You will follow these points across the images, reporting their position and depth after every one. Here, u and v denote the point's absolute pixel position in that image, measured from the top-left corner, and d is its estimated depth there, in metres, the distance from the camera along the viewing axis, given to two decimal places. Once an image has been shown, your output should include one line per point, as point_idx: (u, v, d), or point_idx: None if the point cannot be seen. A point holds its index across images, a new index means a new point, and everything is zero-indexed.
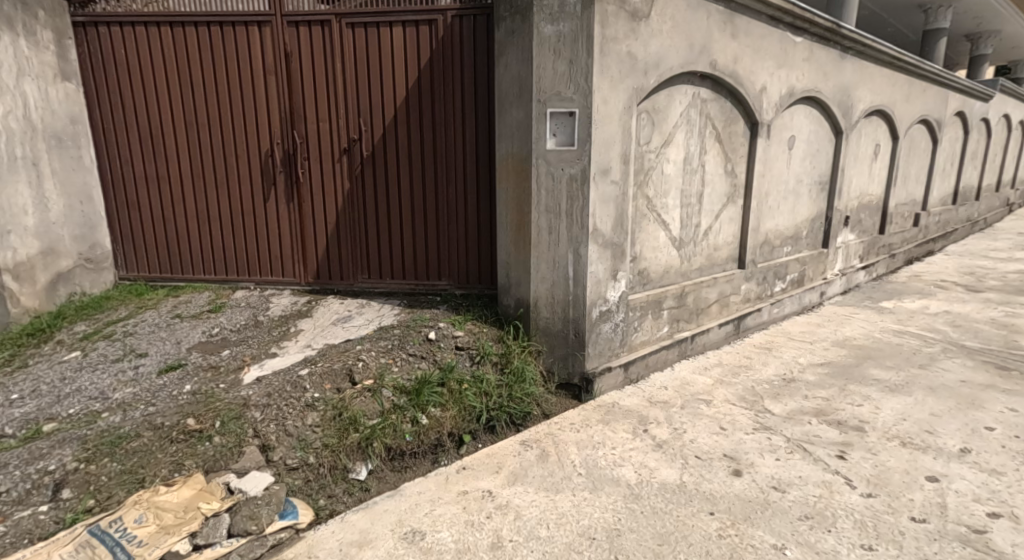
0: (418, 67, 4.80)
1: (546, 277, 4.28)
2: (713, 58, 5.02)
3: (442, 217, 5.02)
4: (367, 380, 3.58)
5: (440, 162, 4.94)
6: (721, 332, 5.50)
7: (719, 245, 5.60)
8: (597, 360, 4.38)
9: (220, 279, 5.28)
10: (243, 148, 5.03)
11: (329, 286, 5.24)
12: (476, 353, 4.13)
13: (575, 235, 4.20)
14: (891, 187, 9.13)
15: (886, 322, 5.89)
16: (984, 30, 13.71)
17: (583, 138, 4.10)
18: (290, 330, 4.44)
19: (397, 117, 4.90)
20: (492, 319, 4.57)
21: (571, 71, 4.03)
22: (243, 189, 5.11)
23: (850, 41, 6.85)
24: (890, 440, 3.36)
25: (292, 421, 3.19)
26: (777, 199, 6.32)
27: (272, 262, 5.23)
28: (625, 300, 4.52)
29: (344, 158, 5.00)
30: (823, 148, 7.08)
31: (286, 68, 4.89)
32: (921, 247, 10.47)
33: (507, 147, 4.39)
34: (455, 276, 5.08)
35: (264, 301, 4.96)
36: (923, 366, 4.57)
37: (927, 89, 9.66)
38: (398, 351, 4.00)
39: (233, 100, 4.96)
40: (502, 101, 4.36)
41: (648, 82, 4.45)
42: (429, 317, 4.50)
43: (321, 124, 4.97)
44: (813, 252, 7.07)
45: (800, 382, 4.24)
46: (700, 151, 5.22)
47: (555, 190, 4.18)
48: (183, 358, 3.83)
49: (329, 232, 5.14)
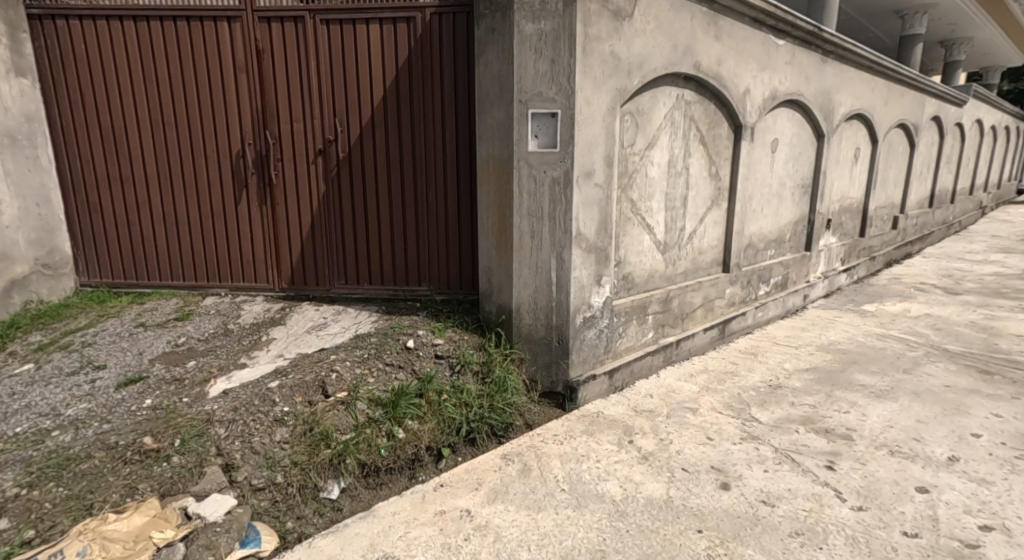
0: (395, 66, 4.65)
1: (529, 282, 4.15)
2: (697, 59, 4.95)
3: (421, 221, 4.88)
4: (340, 392, 3.41)
5: (419, 165, 4.79)
6: (707, 336, 5.42)
7: (703, 248, 5.53)
8: (581, 368, 4.25)
9: (189, 285, 5.07)
10: (212, 149, 4.84)
11: (304, 292, 5.06)
12: (456, 362, 3.99)
13: (559, 240, 4.08)
14: (871, 190, 9.17)
15: (869, 325, 5.85)
16: (957, 37, 13.93)
17: (566, 140, 3.98)
18: (262, 339, 4.27)
19: (374, 116, 4.74)
20: (474, 326, 4.43)
21: (553, 71, 3.92)
22: (212, 192, 4.91)
23: (831, 45, 6.83)
24: (878, 448, 3.24)
25: (259, 437, 3.02)
26: (761, 202, 6.27)
27: (244, 267, 5.03)
28: (609, 305, 4.41)
29: (319, 159, 4.84)
30: (805, 151, 7.06)
31: (257, 65, 4.71)
32: (900, 249, 10.54)
33: (487, 148, 4.25)
34: (436, 281, 4.94)
35: (235, 309, 4.77)
36: (908, 371, 4.49)
37: (905, 95, 9.74)
38: (374, 360, 3.85)
39: (201, 98, 4.76)
40: (482, 101, 4.22)
41: (631, 83, 4.34)
42: (408, 325, 4.36)
43: (295, 124, 4.79)
44: (796, 256, 7.03)
45: (787, 389, 4.15)
46: (684, 153, 5.13)
47: (537, 193, 4.06)
48: (144, 370, 3.63)
49: (305, 236, 4.97)
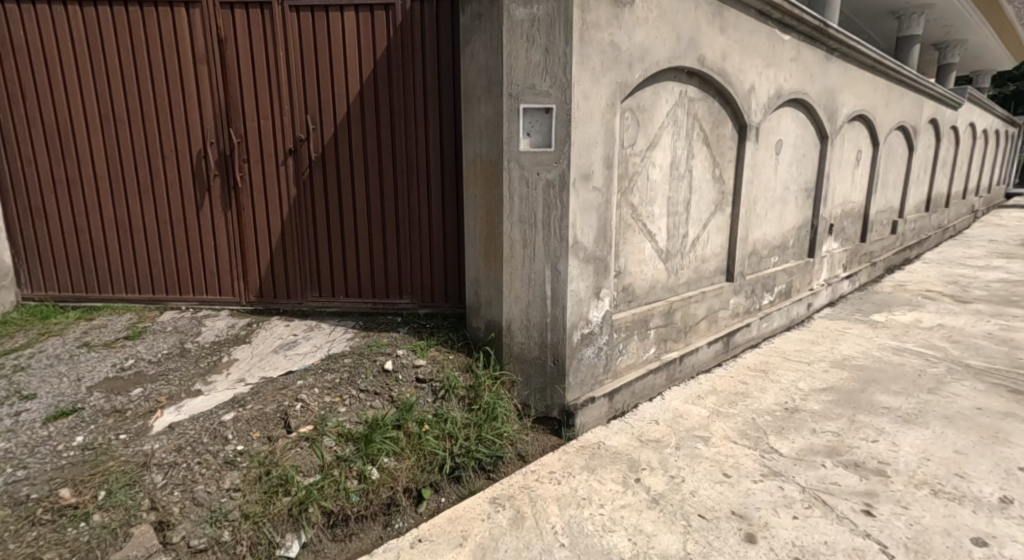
0: (373, 58, 4.23)
1: (521, 296, 3.75)
2: (702, 53, 4.57)
3: (403, 229, 4.46)
4: (304, 426, 2.98)
5: (400, 168, 4.37)
6: (711, 350, 5.02)
7: (707, 256, 5.15)
8: (578, 391, 3.84)
9: (144, 298, 4.61)
10: (170, 149, 4.40)
11: (274, 306, 4.63)
12: (439, 387, 3.58)
13: (554, 249, 3.68)
14: (872, 194, 8.86)
15: (882, 337, 5.48)
16: (950, 39, 13.71)
17: (562, 139, 3.58)
18: (222, 360, 3.84)
19: (349, 113, 4.33)
20: (459, 344, 4.02)
21: (547, 62, 3.52)
22: (171, 197, 4.47)
23: (836, 42, 6.50)
24: (919, 488, 2.84)
25: (203, 485, 2.59)
26: (765, 206, 5.90)
27: (207, 278, 4.59)
28: (609, 320, 4.01)
29: (290, 160, 4.41)
30: (809, 152, 6.71)
31: (220, 56, 4.27)
32: (899, 255, 10.23)
33: (474, 148, 3.84)
34: (418, 293, 4.52)
35: (195, 325, 4.32)
36: (934, 391, 4.09)
37: (904, 96, 9.45)
38: (347, 387, 3.44)
39: (156, 93, 4.32)
40: (468, 95, 3.81)
41: (632, 76, 3.95)
42: (386, 344, 3.96)
43: (262, 122, 4.36)
44: (800, 263, 6.68)
45: (806, 412, 3.75)
46: (687, 155, 4.75)
47: (530, 198, 3.66)
48: (80, 401, 3.19)
49: (274, 244, 4.53)
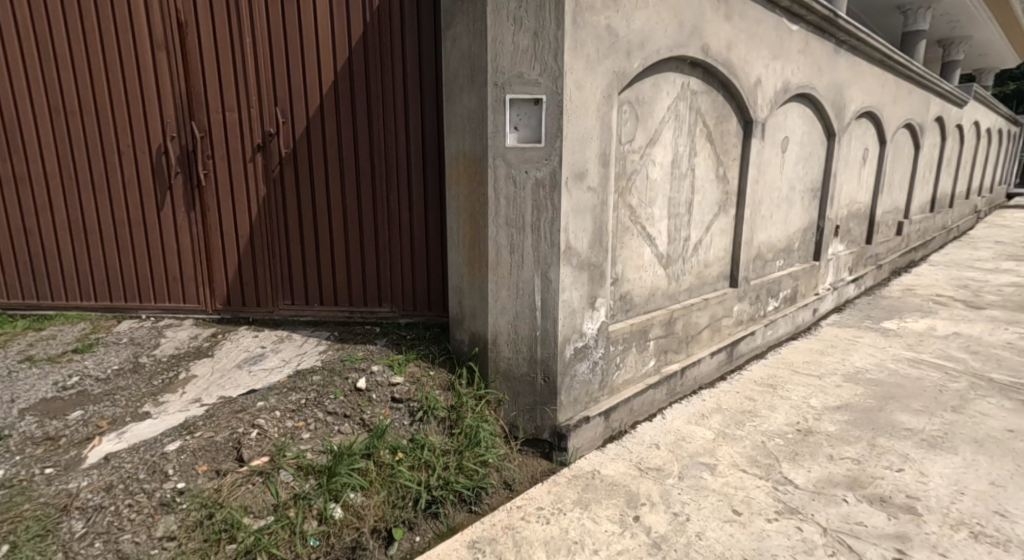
0: (348, 44, 3.90)
1: (507, 307, 3.41)
2: (706, 42, 4.22)
3: (381, 231, 4.12)
4: (258, 458, 2.65)
5: (377, 165, 4.03)
6: (714, 361, 4.67)
7: (710, 261, 4.81)
8: (571, 410, 3.50)
9: (101, 306, 4.30)
10: (127, 144, 4.09)
11: (243, 314, 4.29)
12: (417, 408, 3.25)
13: (544, 255, 3.33)
14: (878, 195, 8.53)
15: (896, 346, 5.13)
16: (955, 36, 13.37)
17: (552, 133, 3.23)
18: (178, 377, 3.50)
19: (322, 106, 3.99)
20: (442, 358, 3.67)
21: (536, 47, 3.17)
22: (129, 196, 4.16)
23: (846, 34, 6.16)
24: (956, 530, 2.53)
25: (131, 534, 2.29)
26: (770, 208, 5.57)
27: (169, 284, 4.27)
28: (604, 332, 3.67)
29: (258, 156, 4.08)
30: (815, 151, 6.37)
31: (180, 43, 3.96)
32: (904, 257, 9.90)
33: (457, 143, 3.49)
34: (399, 301, 4.18)
35: (154, 337, 3.99)
36: (960, 409, 3.75)
37: (911, 92, 9.11)
38: (313, 409, 3.11)
39: (111, 83, 4.03)
40: (450, 85, 3.47)
41: (631, 66, 3.60)
42: (361, 359, 3.62)
43: (227, 114, 4.03)
44: (805, 266, 6.34)
45: (822, 434, 3.40)
46: (689, 152, 4.40)
47: (518, 199, 3.32)
48: (9, 427, 2.86)
49: (242, 247, 4.20)
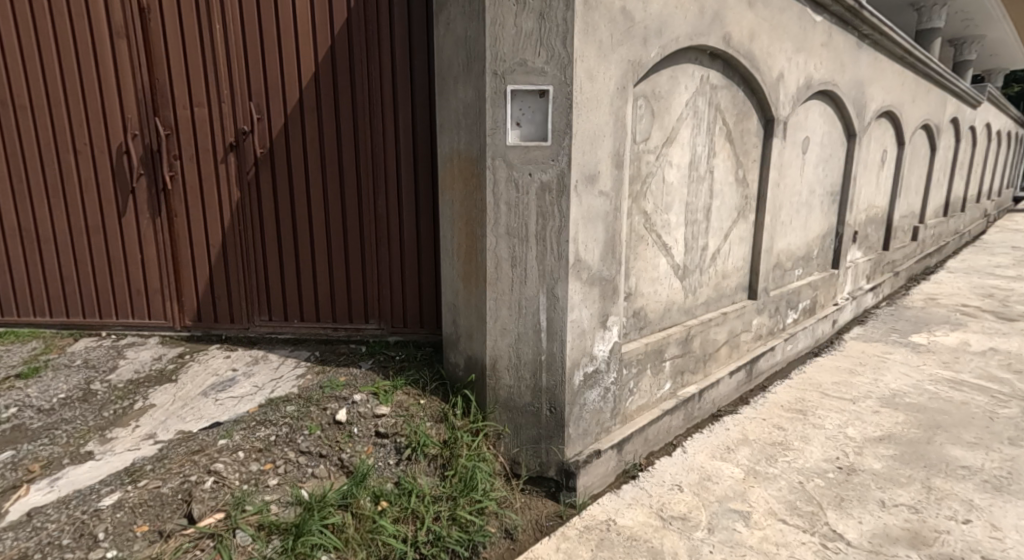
0: (330, 32, 3.50)
1: (508, 328, 3.00)
2: (727, 30, 3.81)
3: (368, 240, 3.70)
4: (211, 516, 2.28)
5: (364, 167, 3.62)
6: (733, 381, 4.23)
7: (728, 271, 4.39)
8: (580, 444, 3.08)
9: (57, 322, 3.90)
10: (85, 142, 3.71)
11: (215, 331, 3.87)
12: (404, 445, 2.84)
13: (550, 269, 2.92)
14: (895, 198, 8.12)
15: (931, 364, 4.71)
16: (968, 35, 12.96)
17: (559, 130, 2.82)
18: (133, 406, 3.09)
19: (302, 101, 3.58)
20: (434, 385, 3.24)
21: (541, 31, 2.76)
22: (87, 200, 3.77)
23: (870, 28, 5.75)
24: None
25: None
26: (790, 213, 5.16)
27: (132, 298, 3.87)
28: (617, 353, 3.24)
29: (231, 156, 3.67)
30: (835, 152, 5.96)
31: (142, 30, 3.57)
32: (920, 263, 9.47)
33: (451, 141, 3.08)
34: (387, 318, 3.76)
35: (112, 358, 3.58)
36: (1019, 442, 3.33)
37: (930, 92, 8.69)
38: (283, 448, 2.70)
39: (65, 75, 3.65)
40: (443, 76, 3.06)
41: (648, 55, 3.18)
42: (342, 385, 3.19)
43: (196, 110, 3.63)
44: (825, 275, 5.92)
45: (867, 473, 2.98)
46: (707, 153, 3.99)
47: (520, 205, 2.90)
48: None
49: (214, 258, 3.79)
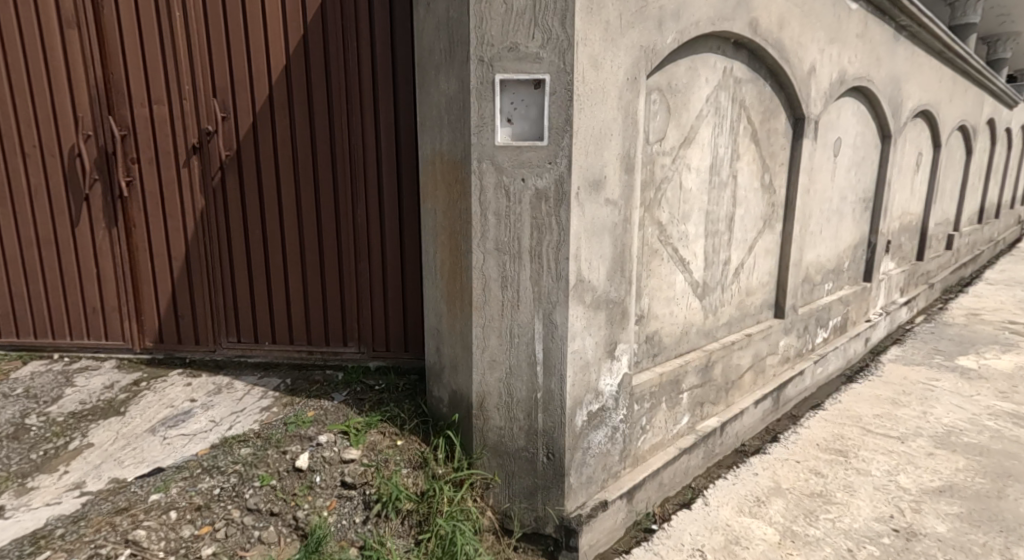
0: (302, 19, 3.09)
1: (498, 359, 2.55)
2: (754, 16, 3.34)
3: (346, 254, 3.28)
4: None
5: (341, 171, 3.20)
6: (759, 411, 3.73)
7: (753, 287, 3.91)
8: (584, 494, 2.62)
9: (5, 342, 3.53)
10: (33, 143, 3.33)
11: (178, 354, 3.47)
12: (373, 500, 2.40)
13: (546, 292, 2.47)
14: (930, 204, 7.54)
15: (984, 393, 4.19)
16: (1002, 31, 12.27)
17: (558, 128, 2.38)
18: (68, 446, 2.71)
19: (271, 97, 3.17)
20: (415, 423, 2.79)
21: (536, 10, 2.33)
22: (37, 208, 3.40)
23: (907, 18, 5.23)
24: None
25: None
26: (820, 223, 4.66)
27: (87, 317, 3.48)
28: (627, 388, 2.77)
29: (193, 159, 3.27)
30: (869, 154, 5.45)
31: (94, 20, 3.19)
32: (955, 273, 8.85)
33: (432, 141, 2.65)
34: (368, 341, 3.33)
35: (59, 385, 3.20)
36: None
37: (967, 89, 8.11)
38: (227, 506, 2.31)
39: (12, 69, 3.29)
40: (424, 64, 2.63)
41: (663, 41, 2.73)
42: (309, 421, 2.76)
43: (155, 108, 3.24)
44: (857, 289, 5.40)
45: (931, 541, 2.52)
46: (730, 155, 3.52)
47: (512, 216, 2.46)
48: None
49: (176, 273, 3.39)
